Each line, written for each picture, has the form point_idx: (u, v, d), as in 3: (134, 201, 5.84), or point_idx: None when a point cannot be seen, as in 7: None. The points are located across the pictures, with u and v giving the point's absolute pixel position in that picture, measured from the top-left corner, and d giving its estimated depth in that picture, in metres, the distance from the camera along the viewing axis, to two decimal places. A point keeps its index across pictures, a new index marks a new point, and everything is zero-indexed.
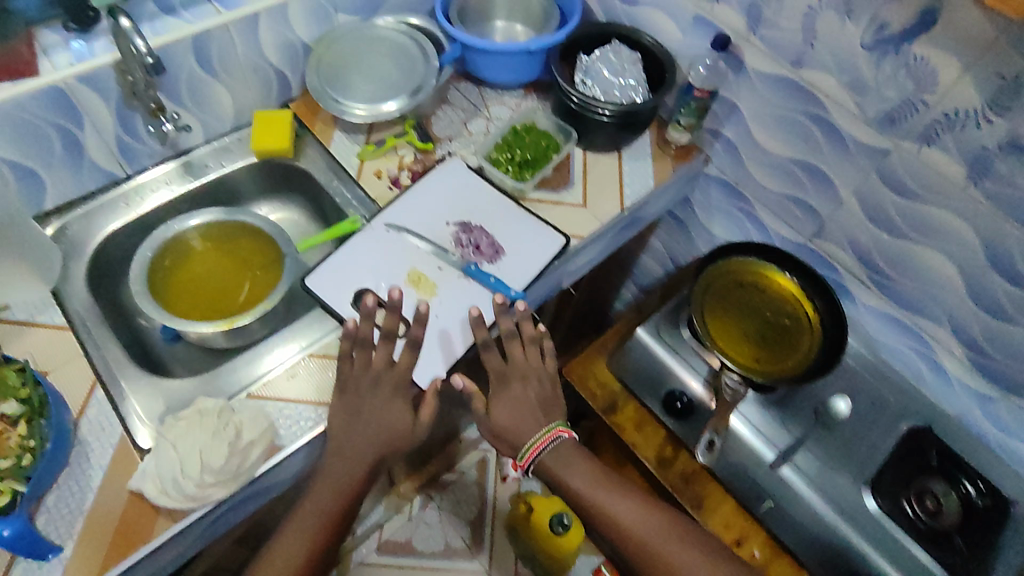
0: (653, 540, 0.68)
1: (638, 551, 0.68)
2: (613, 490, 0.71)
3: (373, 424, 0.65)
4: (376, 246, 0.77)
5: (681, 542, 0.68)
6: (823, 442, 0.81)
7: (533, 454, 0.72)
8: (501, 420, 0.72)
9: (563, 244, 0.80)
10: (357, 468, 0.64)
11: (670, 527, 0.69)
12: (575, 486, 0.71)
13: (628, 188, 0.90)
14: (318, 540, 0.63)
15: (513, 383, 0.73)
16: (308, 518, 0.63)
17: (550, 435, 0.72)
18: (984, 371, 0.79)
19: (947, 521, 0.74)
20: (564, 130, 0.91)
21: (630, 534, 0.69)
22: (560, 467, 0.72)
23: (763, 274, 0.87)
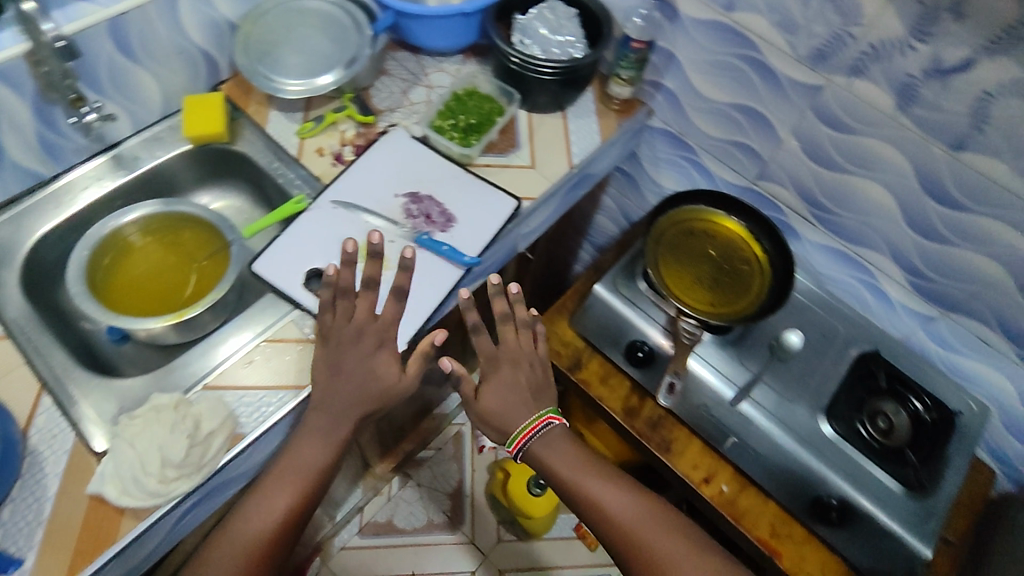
0: (639, 530, 0.67)
1: (623, 540, 0.67)
2: (601, 479, 0.71)
3: (354, 379, 0.64)
4: (325, 224, 0.76)
5: (668, 532, 0.67)
6: (780, 376, 0.84)
7: (522, 442, 0.72)
8: (490, 406, 0.72)
9: (514, 207, 0.80)
10: (337, 426, 0.64)
11: (657, 517, 0.68)
12: (563, 473, 0.71)
13: (576, 146, 0.90)
14: (289, 508, 0.62)
15: (504, 367, 0.74)
16: (284, 481, 0.62)
17: (541, 420, 0.73)
18: (924, 294, 0.83)
19: (898, 438, 0.79)
20: (508, 93, 0.91)
21: (616, 522, 0.68)
22: (547, 453, 0.72)
23: (712, 221, 0.91)
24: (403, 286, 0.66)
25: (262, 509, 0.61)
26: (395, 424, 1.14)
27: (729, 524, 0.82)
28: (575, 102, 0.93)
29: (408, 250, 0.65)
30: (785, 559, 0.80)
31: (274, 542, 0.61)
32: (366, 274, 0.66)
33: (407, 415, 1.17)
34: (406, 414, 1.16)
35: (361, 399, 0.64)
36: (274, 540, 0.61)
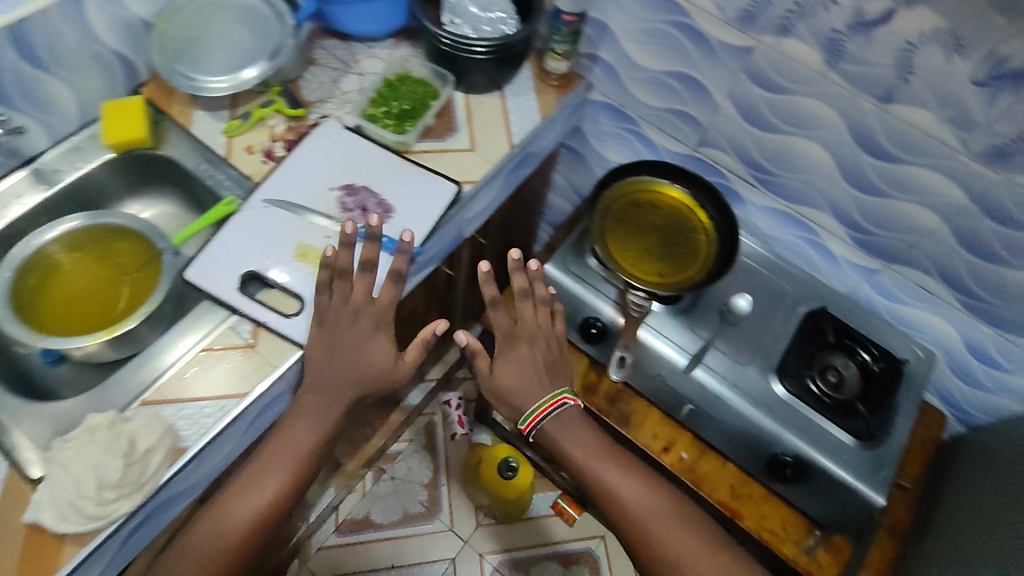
0: (649, 519, 0.72)
1: (628, 524, 0.73)
2: (613, 465, 0.75)
3: (351, 360, 0.68)
4: (258, 226, 0.74)
5: (674, 524, 0.72)
6: (732, 340, 0.85)
7: (536, 420, 0.76)
8: (505, 380, 0.77)
9: (455, 192, 0.79)
10: (334, 404, 0.68)
11: (665, 507, 0.73)
12: (576, 456, 0.75)
13: (515, 125, 0.88)
14: (284, 485, 0.66)
15: (520, 345, 0.78)
16: (279, 458, 0.67)
17: (552, 402, 0.76)
18: (866, 248, 0.85)
19: (848, 391, 0.81)
20: (442, 75, 0.88)
21: (625, 508, 0.73)
22: (559, 433, 0.76)
23: (657, 192, 0.91)
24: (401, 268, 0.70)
25: (264, 483, 0.66)
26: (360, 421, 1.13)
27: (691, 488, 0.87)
28: (512, 80, 0.91)
29: (404, 233, 0.70)
30: (747, 517, 0.85)
31: (272, 514, 0.65)
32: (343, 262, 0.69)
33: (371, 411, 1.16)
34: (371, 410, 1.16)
35: (356, 379, 0.68)
36: (273, 511, 0.65)
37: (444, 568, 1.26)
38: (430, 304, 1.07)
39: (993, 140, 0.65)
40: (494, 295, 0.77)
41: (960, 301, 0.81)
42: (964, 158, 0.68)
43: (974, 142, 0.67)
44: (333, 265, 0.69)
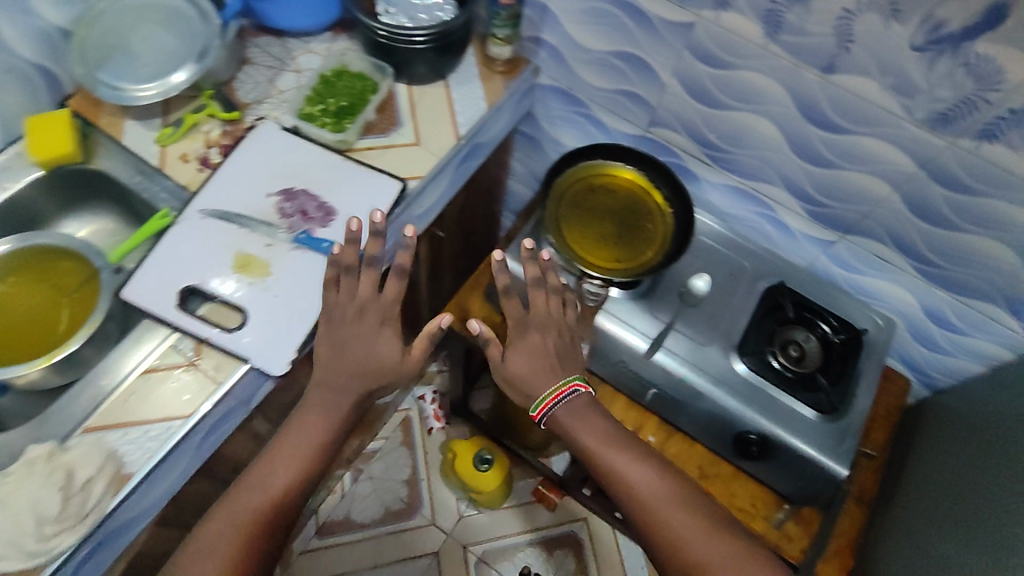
0: (662, 510, 0.66)
1: (639, 513, 0.67)
2: (625, 452, 0.70)
3: (357, 356, 0.66)
4: (196, 238, 0.71)
5: (686, 510, 0.66)
6: (692, 321, 0.85)
7: (547, 407, 0.72)
8: (517, 370, 0.73)
9: (400, 189, 0.77)
10: (342, 402, 0.67)
11: (679, 494, 0.68)
12: (587, 443, 0.71)
13: (461, 116, 0.85)
14: (292, 479, 0.64)
15: (531, 333, 0.75)
16: (288, 453, 0.65)
17: (566, 390, 0.73)
18: (820, 220, 0.85)
19: (810, 364, 0.82)
20: (381, 67, 0.84)
21: (636, 495, 0.67)
22: (571, 421, 0.72)
23: (610, 175, 0.89)
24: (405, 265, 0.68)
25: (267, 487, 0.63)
26: None
27: None
28: (455, 68, 0.88)
29: (411, 229, 0.66)
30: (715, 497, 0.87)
31: (272, 521, 0.62)
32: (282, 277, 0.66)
33: None
34: None
35: (363, 375, 0.66)
36: (275, 517, 0.62)
37: (428, 562, 1.26)
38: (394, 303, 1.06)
39: (936, 106, 0.65)
40: (507, 283, 0.73)
41: (916, 269, 0.82)
42: (909, 126, 0.68)
43: (917, 109, 0.66)
44: (338, 263, 0.67)
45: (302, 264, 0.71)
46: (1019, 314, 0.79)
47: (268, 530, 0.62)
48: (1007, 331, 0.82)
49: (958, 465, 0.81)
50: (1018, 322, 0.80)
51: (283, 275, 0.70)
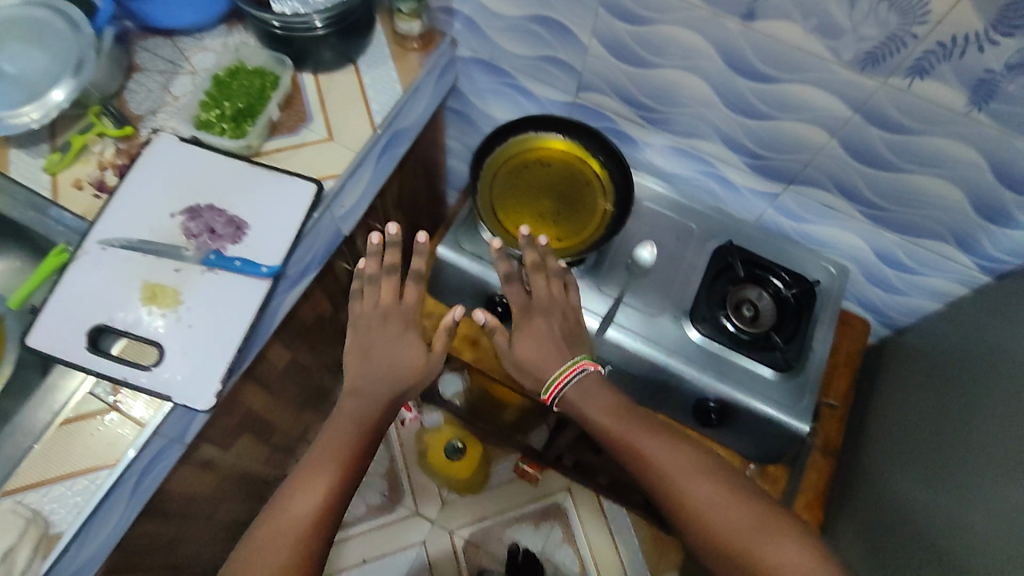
0: (682, 479, 0.63)
1: (663, 488, 0.63)
2: (640, 427, 0.67)
3: (382, 359, 0.71)
4: (97, 273, 0.66)
5: (706, 477, 0.63)
6: (643, 292, 0.83)
7: (557, 388, 0.71)
8: (523, 355, 0.73)
9: (315, 191, 0.72)
10: (370, 408, 0.69)
11: (699, 463, 0.64)
12: (601, 422, 0.68)
13: (375, 102, 0.79)
14: (332, 484, 0.62)
15: (536, 317, 0.74)
16: (323, 461, 0.63)
17: (569, 370, 0.71)
18: (763, 173, 0.82)
19: (764, 322, 0.81)
20: (279, 59, 0.77)
21: (657, 470, 0.64)
22: (582, 402, 0.69)
23: (542, 148, 0.84)
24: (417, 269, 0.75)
25: (299, 498, 0.61)
26: (292, 434, 1.10)
27: None
28: (364, 50, 0.81)
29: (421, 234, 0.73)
30: None
31: (307, 534, 0.59)
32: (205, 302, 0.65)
33: (303, 421, 1.13)
34: (302, 420, 1.12)
35: (388, 377, 0.70)
36: (311, 528, 0.60)
37: (416, 552, 1.27)
38: (341, 302, 1.02)
39: (863, 45, 0.61)
40: (508, 270, 0.75)
41: (864, 214, 0.81)
42: (838, 68, 0.64)
43: (844, 50, 0.62)
44: (363, 275, 0.76)
45: (217, 287, 0.66)
46: (969, 251, 0.78)
47: (305, 544, 0.59)
48: (959, 267, 0.81)
49: (923, 407, 0.83)
50: (970, 259, 0.79)
51: (197, 301, 0.65)
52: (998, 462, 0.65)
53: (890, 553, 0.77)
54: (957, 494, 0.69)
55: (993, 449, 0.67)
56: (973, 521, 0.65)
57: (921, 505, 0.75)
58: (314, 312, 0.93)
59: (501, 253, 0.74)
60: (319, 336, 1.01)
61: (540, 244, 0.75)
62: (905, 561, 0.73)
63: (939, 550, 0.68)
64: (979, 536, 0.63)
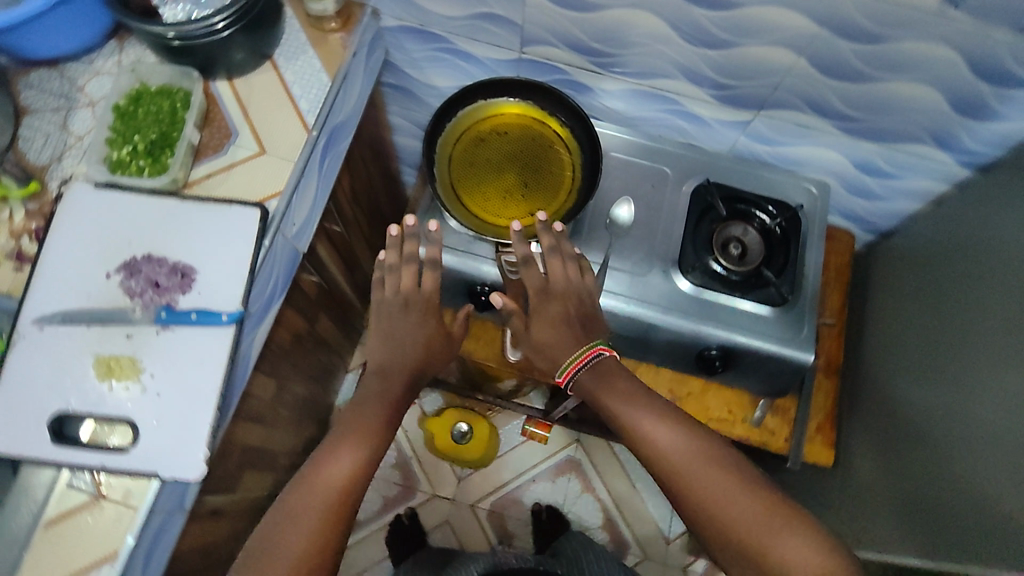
0: (688, 469, 0.58)
1: (670, 479, 0.58)
2: (650, 413, 0.62)
3: (405, 340, 0.71)
4: (41, 358, 0.59)
5: (716, 467, 0.57)
6: (628, 251, 0.80)
7: (571, 372, 0.67)
8: (542, 341, 0.69)
9: (261, 216, 0.65)
10: (393, 387, 0.69)
11: (709, 454, 0.58)
12: (612, 406, 0.64)
13: (304, 101, 0.71)
14: (359, 458, 0.62)
15: (552, 301, 0.69)
16: (350, 437, 0.63)
17: (586, 354, 0.67)
18: (730, 102, 0.77)
19: (754, 258, 0.79)
20: (184, 72, 0.67)
21: (664, 460, 0.59)
22: (595, 384, 0.65)
23: (496, 115, 0.77)
24: (390, 262, 0.73)
25: (332, 467, 0.61)
26: (294, 451, 1.07)
27: None
28: (278, 42, 0.72)
29: (433, 225, 0.72)
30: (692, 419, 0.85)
31: (338, 505, 0.59)
32: (174, 363, 0.60)
33: (302, 436, 1.10)
34: (301, 436, 1.09)
35: (410, 360, 0.70)
36: (341, 499, 0.59)
37: (443, 533, 1.28)
38: (314, 313, 0.97)
39: None
40: (526, 253, 0.70)
41: (841, 128, 0.77)
42: None
43: None
44: (382, 265, 0.73)
45: (179, 346, 0.61)
46: (949, 148, 0.76)
47: (335, 514, 0.58)
48: (941, 165, 0.79)
49: (916, 309, 0.83)
50: (950, 156, 0.77)
51: (161, 366, 0.60)
52: (1001, 354, 0.65)
53: (902, 451, 0.79)
54: (959, 391, 0.71)
55: (998, 348, 0.66)
56: (980, 414, 0.66)
57: (926, 403, 0.76)
58: (288, 332, 0.88)
59: (519, 237, 0.69)
60: (299, 352, 0.96)
61: (556, 228, 0.71)
62: (923, 460, 0.75)
63: (956, 447, 0.69)
64: (989, 428, 0.64)
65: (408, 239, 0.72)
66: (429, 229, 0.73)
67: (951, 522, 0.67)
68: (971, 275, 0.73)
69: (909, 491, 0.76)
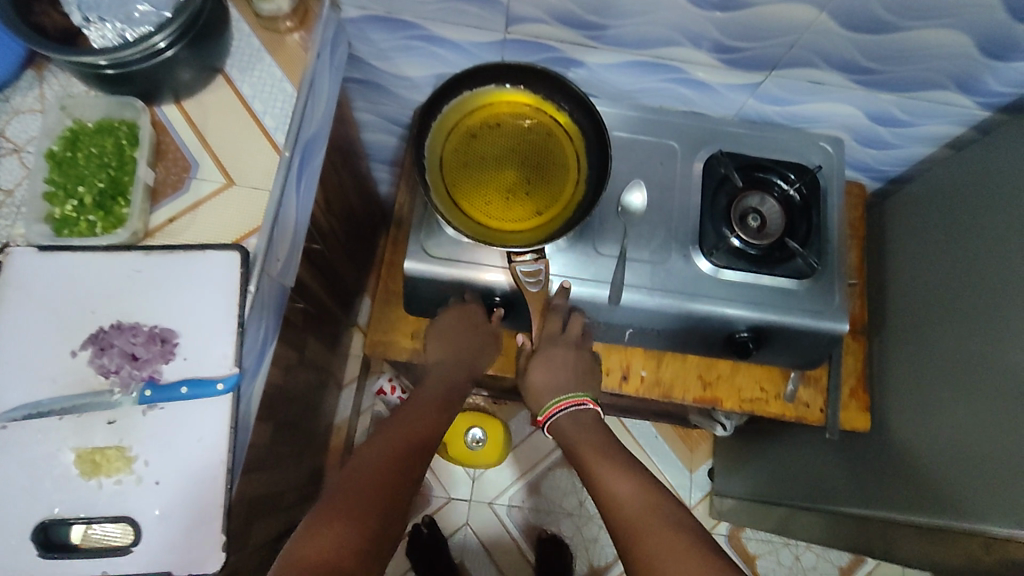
0: (640, 522, 0.54)
1: (624, 536, 0.55)
2: (610, 465, 0.61)
3: (458, 344, 0.73)
4: (8, 461, 0.51)
5: (655, 531, 0.53)
6: (643, 240, 0.73)
7: (550, 415, 0.69)
8: (535, 383, 0.71)
9: (240, 257, 0.56)
10: (449, 392, 0.70)
11: (667, 516, 0.55)
12: (581, 455, 0.64)
13: (268, 117, 0.61)
14: (409, 445, 0.60)
15: (553, 348, 0.71)
16: (394, 431, 0.61)
17: (568, 400, 0.69)
18: (739, 65, 0.70)
19: (775, 230, 0.73)
20: (125, 102, 0.57)
21: (613, 511, 0.57)
22: (574, 432, 0.67)
23: (488, 106, 0.69)
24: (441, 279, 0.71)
25: (395, 432, 0.61)
26: (300, 484, 1.01)
27: (662, 400, 0.82)
28: (228, 52, 0.62)
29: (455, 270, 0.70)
30: (725, 401, 0.82)
31: (409, 459, 0.58)
32: (169, 445, 0.53)
33: (307, 465, 1.03)
34: (304, 466, 1.02)
35: (459, 361, 0.73)
36: (409, 453, 0.59)
37: (464, 536, 1.24)
38: (303, 338, 0.89)
39: None
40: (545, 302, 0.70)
41: (857, 81, 0.71)
42: None
43: None
44: (410, 281, 0.72)
45: (171, 424, 0.53)
46: (970, 92, 0.71)
47: (408, 465, 0.58)
48: (960, 109, 0.74)
49: (928, 260, 0.80)
50: (970, 99, 0.72)
51: (154, 450, 0.53)
52: None
53: (925, 401, 0.77)
54: (993, 337, 0.69)
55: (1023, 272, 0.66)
56: (1017, 341, 0.66)
57: (953, 355, 0.74)
58: (281, 367, 0.80)
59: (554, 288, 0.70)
60: (294, 384, 0.88)
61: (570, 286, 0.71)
62: (951, 420, 0.73)
63: (992, 392, 0.68)
64: None
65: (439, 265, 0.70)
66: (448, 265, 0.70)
67: (1000, 457, 0.65)
68: (988, 211, 0.72)
69: (942, 444, 0.73)
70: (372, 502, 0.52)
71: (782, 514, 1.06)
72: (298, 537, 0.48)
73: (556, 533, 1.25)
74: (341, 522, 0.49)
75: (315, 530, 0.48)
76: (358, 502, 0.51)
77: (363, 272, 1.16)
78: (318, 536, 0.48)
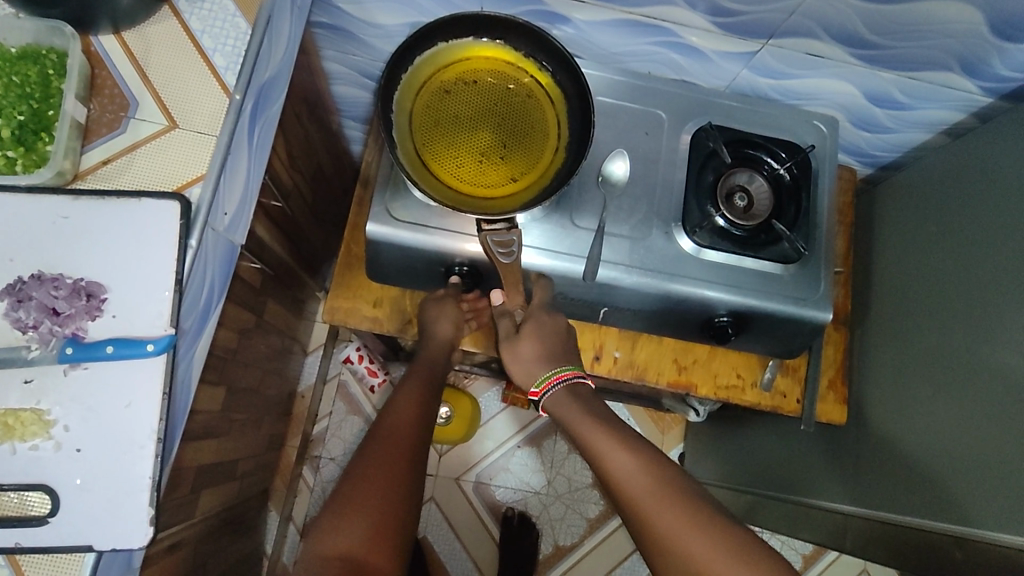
0: (638, 500, 0.53)
1: (628, 511, 0.54)
2: (608, 435, 0.59)
3: (426, 329, 0.71)
4: None
5: (662, 504, 0.52)
6: (623, 213, 0.69)
7: (547, 386, 0.65)
8: (509, 354, 0.68)
9: (180, 208, 0.51)
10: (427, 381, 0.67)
11: (663, 488, 0.53)
12: (579, 429, 0.61)
13: (218, 55, 0.56)
14: (391, 459, 0.57)
15: (542, 317, 0.68)
16: (383, 433, 0.59)
17: (567, 371, 0.66)
18: (734, 31, 0.66)
19: (762, 211, 0.70)
20: (53, 27, 0.51)
21: (616, 488, 0.55)
22: (566, 411, 0.63)
23: (463, 60, 0.64)
24: (399, 246, 0.66)
25: (402, 409, 0.62)
26: (256, 452, 0.97)
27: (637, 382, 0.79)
28: None
29: (423, 239, 0.66)
30: (700, 387, 0.79)
31: (417, 435, 0.60)
32: (92, 410, 0.49)
33: (265, 433, 0.99)
34: (262, 435, 0.98)
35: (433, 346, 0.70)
36: (420, 428, 0.61)
37: (429, 510, 1.22)
38: (262, 302, 0.84)
39: None
40: (513, 277, 0.67)
41: (858, 57, 0.67)
42: None
43: None
44: (372, 246, 0.68)
45: (96, 388, 0.49)
46: (974, 75, 0.67)
47: (416, 439, 0.60)
48: (963, 92, 0.70)
49: (919, 250, 0.77)
50: (973, 83, 0.69)
51: (75, 414, 0.48)
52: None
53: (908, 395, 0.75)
54: (979, 334, 0.66)
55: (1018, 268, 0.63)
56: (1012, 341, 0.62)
57: (941, 351, 0.71)
58: (235, 330, 0.75)
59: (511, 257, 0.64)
60: (250, 349, 0.83)
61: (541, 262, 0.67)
62: (933, 417, 0.70)
63: (975, 393, 0.65)
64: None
65: (404, 229, 0.65)
66: (414, 231, 0.65)
67: (980, 462, 0.63)
68: (982, 202, 0.69)
69: (916, 442, 0.71)
70: (385, 486, 0.54)
71: (750, 502, 1.04)
72: (324, 527, 0.52)
73: (523, 511, 1.23)
74: (358, 507, 0.52)
75: (335, 528, 0.51)
76: (374, 485, 0.54)
77: (331, 234, 1.10)
78: (339, 528, 0.51)
